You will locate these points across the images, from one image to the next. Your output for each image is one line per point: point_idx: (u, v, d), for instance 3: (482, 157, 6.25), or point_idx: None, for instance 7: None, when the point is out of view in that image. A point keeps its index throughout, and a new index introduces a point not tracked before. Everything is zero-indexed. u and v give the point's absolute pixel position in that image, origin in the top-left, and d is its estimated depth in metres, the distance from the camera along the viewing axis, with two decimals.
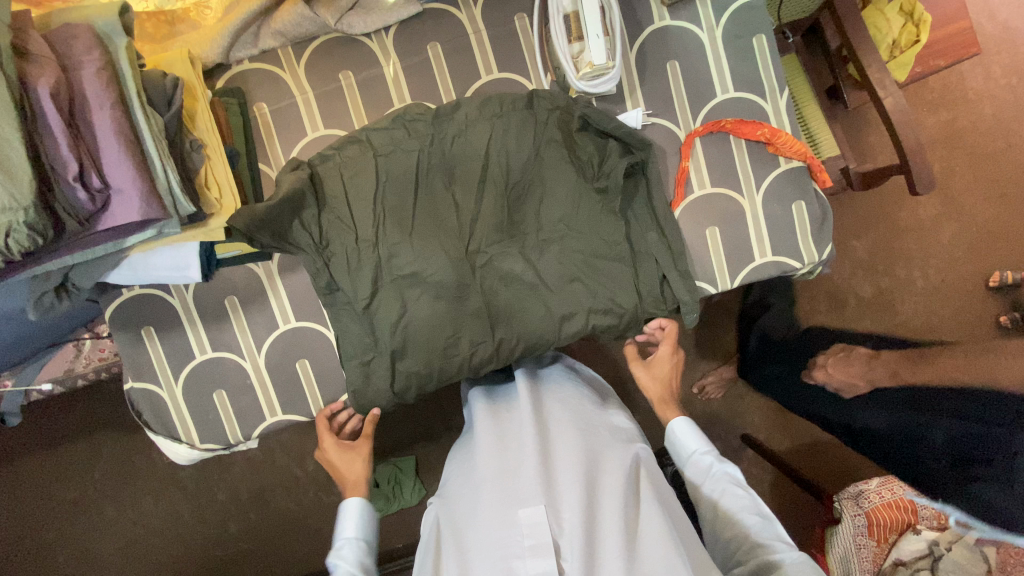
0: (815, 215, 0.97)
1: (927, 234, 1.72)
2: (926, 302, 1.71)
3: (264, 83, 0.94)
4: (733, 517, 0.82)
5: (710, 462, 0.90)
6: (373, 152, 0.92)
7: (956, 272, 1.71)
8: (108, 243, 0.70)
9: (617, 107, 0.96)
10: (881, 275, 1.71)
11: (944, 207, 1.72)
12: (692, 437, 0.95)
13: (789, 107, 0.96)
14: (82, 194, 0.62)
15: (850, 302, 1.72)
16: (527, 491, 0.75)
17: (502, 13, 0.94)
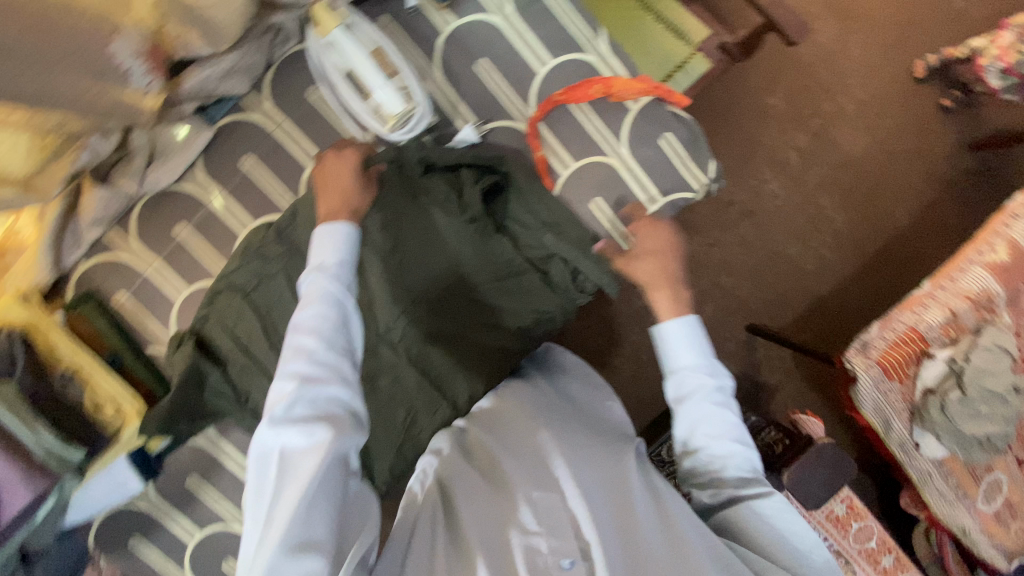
0: (686, 138, 0.94)
1: (835, 59, 1.64)
2: (862, 125, 1.65)
3: (110, 273, 0.91)
4: (714, 446, 0.76)
5: (704, 378, 0.79)
6: (243, 293, 0.88)
7: (879, 81, 1.64)
8: (26, 526, 0.73)
9: (448, 130, 0.91)
10: (810, 119, 1.65)
11: (842, 25, 1.64)
12: (685, 344, 0.81)
13: (611, 48, 0.92)
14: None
15: (793, 158, 1.65)
16: (541, 478, 0.70)
17: (293, 93, 0.88)
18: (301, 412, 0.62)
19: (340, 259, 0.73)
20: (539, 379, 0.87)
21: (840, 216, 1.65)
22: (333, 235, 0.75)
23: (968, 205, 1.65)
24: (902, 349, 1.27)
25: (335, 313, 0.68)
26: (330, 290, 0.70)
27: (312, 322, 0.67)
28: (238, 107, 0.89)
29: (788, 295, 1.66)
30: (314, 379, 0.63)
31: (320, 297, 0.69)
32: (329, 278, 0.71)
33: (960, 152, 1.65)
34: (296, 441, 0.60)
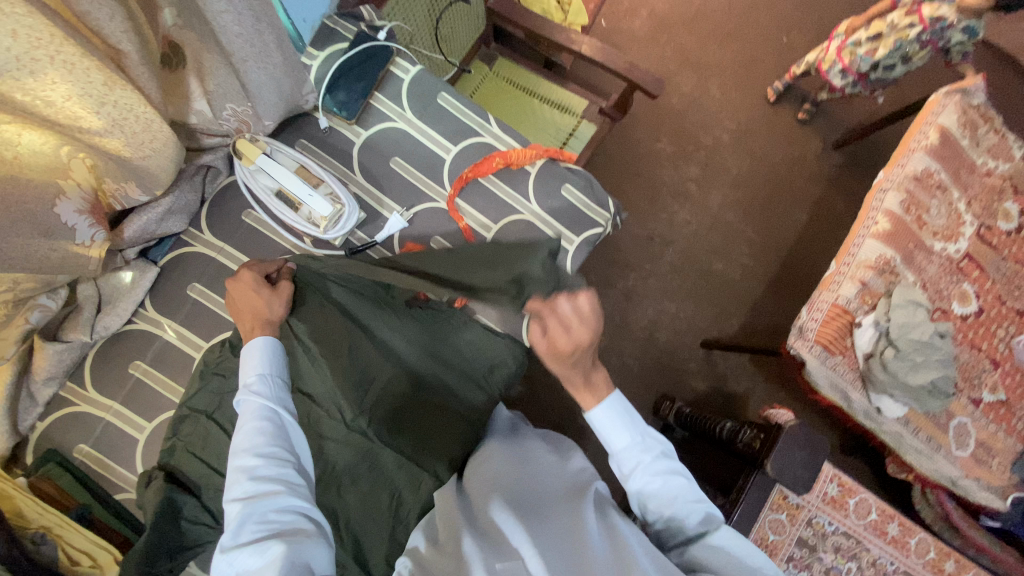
0: (584, 185, 1.08)
1: (700, 101, 1.93)
2: (739, 147, 1.91)
3: (68, 427, 0.91)
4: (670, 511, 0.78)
5: (642, 455, 0.83)
6: (206, 415, 0.90)
7: (740, 111, 1.93)
8: None
9: (377, 222, 1.01)
10: (694, 152, 1.89)
11: (696, 74, 1.94)
12: (619, 427, 0.85)
13: (503, 127, 1.08)
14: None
15: (691, 187, 1.87)
16: (503, 545, 0.71)
17: (231, 221, 0.97)
18: (251, 531, 0.64)
19: (261, 372, 0.79)
20: (504, 451, 0.92)
21: (745, 225, 1.86)
22: (251, 353, 0.80)
23: (848, 193, 1.90)
24: (832, 324, 1.40)
25: (265, 426, 0.73)
26: (259, 406, 0.75)
27: (246, 441, 0.72)
28: (180, 244, 0.97)
29: (725, 304, 1.80)
30: (257, 493, 0.67)
31: (251, 416, 0.74)
32: (255, 396, 0.76)
33: (825, 153, 1.92)
34: (251, 561, 0.62)
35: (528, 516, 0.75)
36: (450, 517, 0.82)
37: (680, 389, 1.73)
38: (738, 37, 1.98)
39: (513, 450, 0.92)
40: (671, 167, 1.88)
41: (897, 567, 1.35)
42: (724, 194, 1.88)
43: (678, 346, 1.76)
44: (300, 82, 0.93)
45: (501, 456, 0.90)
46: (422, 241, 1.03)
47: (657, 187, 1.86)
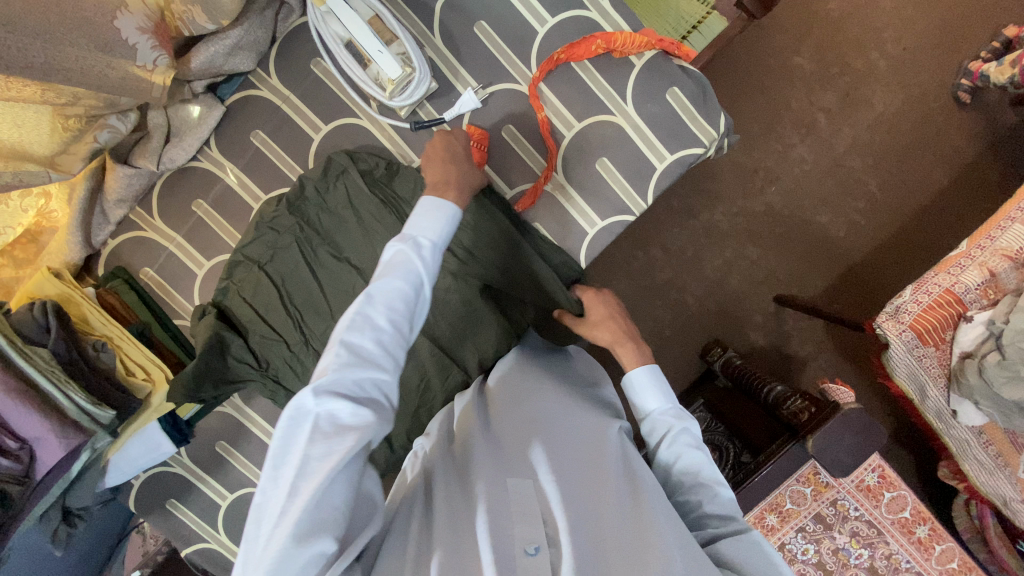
0: (694, 93, 0.91)
1: (863, 13, 1.55)
2: (894, 81, 1.56)
3: (137, 250, 0.96)
4: (693, 482, 0.73)
5: (671, 422, 0.78)
6: (259, 265, 0.92)
7: (911, 33, 1.55)
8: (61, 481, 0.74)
9: (450, 97, 0.91)
10: (835, 78, 1.57)
11: None
12: (653, 389, 0.82)
13: (614, 3, 0.89)
14: (7, 460, 0.66)
15: (818, 120, 1.58)
16: (522, 464, 0.70)
17: (298, 69, 0.90)
18: (348, 388, 0.55)
19: (435, 241, 0.68)
20: (529, 360, 0.89)
21: (869, 178, 1.58)
22: (431, 212, 0.70)
23: (1012, 163, 1.55)
24: (939, 312, 1.21)
25: (412, 292, 0.63)
26: (416, 275, 0.64)
27: (389, 299, 0.61)
28: (247, 85, 0.92)
29: (815, 263, 1.60)
30: (379, 354, 0.59)
31: (403, 276, 0.63)
32: (419, 261, 0.66)
33: (1002, 107, 1.55)
34: (338, 416, 0.53)
35: (553, 440, 0.73)
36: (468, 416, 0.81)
37: (735, 341, 1.62)
38: None
39: (543, 368, 0.88)
40: (801, 92, 1.58)
41: (912, 568, 1.21)
42: (856, 136, 1.58)
43: (749, 296, 1.61)
44: None
45: (524, 369, 0.86)
46: (495, 128, 0.92)
47: (777, 112, 1.58)
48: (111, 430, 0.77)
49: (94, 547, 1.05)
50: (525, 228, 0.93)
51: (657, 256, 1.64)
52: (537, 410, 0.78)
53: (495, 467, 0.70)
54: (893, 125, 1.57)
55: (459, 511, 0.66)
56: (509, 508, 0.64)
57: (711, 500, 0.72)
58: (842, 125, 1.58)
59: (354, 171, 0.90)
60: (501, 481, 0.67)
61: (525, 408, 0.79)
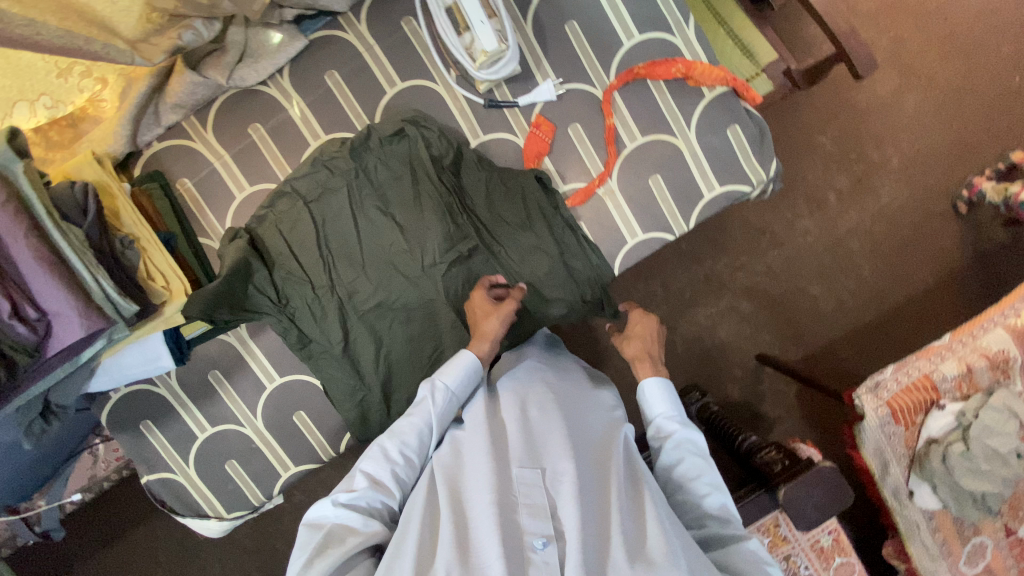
0: (753, 136, 0.96)
1: (890, 110, 1.67)
2: (904, 178, 1.67)
3: (180, 159, 0.94)
4: (691, 484, 0.76)
5: (675, 428, 0.81)
6: (304, 201, 0.92)
7: (929, 139, 1.67)
8: (66, 364, 0.71)
9: (528, 84, 0.94)
10: (854, 163, 1.67)
11: (901, 77, 1.66)
12: (660, 397, 0.85)
13: (698, 35, 0.95)
14: (25, 329, 0.64)
15: (832, 198, 1.67)
16: (531, 453, 0.69)
17: (389, 22, 0.92)
18: (363, 504, 0.69)
19: (452, 388, 0.77)
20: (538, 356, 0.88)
21: (869, 261, 1.67)
22: (455, 361, 0.79)
23: (996, 276, 1.66)
24: (913, 394, 1.27)
25: (425, 429, 0.75)
26: (430, 420, 0.75)
27: (405, 440, 0.73)
28: (333, 25, 0.93)
29: (805, 329, 1.67)
30: (387, 487, 0.71)
31: (420, 418, 0.75)
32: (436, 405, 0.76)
33: (996, 224, 1.66)
34: (352, 525, 0.66)
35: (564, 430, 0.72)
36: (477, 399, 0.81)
37: (714, 388, 1.67)
38: (973, 56, 1.65)
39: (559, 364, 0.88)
40: (821, 169, 1.68)
41: None
42: (862, 220, 1.68)
43: (741, 346, 1.66)
44: None
45: (537, 362, 0.86)
46: (562, 123, 0.95)
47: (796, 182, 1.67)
48: (128, 324, 0.75)
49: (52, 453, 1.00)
50: (571, 222, 0.95)
51: (659, 291, 1.69)
52: (548, 401, 0.77)
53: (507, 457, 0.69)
54: (898, 218, 1.67)
55: (470, 497, 0.66)
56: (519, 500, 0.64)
57: (708, 501, 0.75)
58: (852, 207, 1.67)
59: (420, 131, 0.91)
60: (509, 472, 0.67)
61: (534, 397, 0.78)
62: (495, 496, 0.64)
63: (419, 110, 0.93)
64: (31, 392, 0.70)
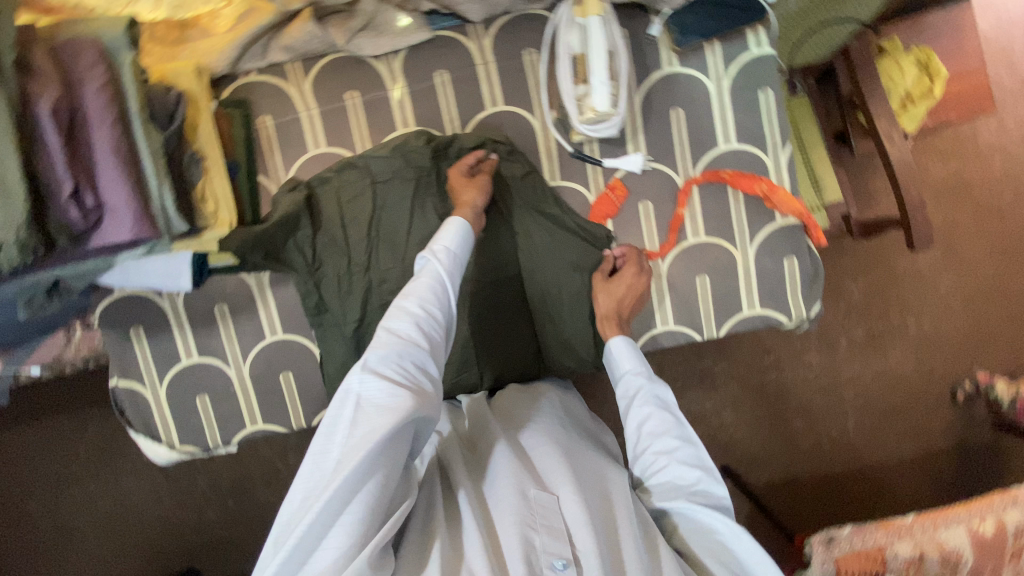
0: (807, 273, 0.98)
1: (925, 284, 1.68)
2: (913, 350, 1.69)
3: (270, 96, 0.95)
4: (658, 447, 0.79)
5: (642, 384, 0.86)
6: (372, 179, 0.93)
7: (948, 323, 1.69)
8: (98, 257, 0.69)
9: (618, 149, 0.95)
10: (875, 319, 1.68)
11: (944, 258, 1.67)
12: (629, 356, 0.89)
13: (789, 163, 0.97)
14: (77, 215, 0.64)
15: (842, 344, 1.69)
16: (541, 480, 0.73)
17: (512, 46, 0.94)
18: (391, 365, 0.67)
19: (450, 248, 0.82)
20: (552, 392, 0.94)
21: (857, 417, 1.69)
22: (450, 225, 0.84)
23: (970, 474, 1.69)
24: (863, 563, 1.15)
25: (438, 290, 0.77)
26: (438, 275, 0.78)
27: (417, 298, 0.74)
28: (459, 29, 0.95)
29: (777, 459, 1.68)
30: (411, 349, 0.69)
31: (428, 276, 0.78)
32: (439, 261, 0.80)
33: (986, 426, 1.68)
34: (375, 389, 0.65)
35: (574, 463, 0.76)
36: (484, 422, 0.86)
37: None
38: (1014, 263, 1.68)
39: (565, 399, 0.94)
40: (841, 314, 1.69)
41: None
42: (862, 375, 1.69)
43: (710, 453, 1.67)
44: None
45: (547, 396, 0.92)
46: (636, 195, 0.96)
47: None
48: (171, 240, 0.75)
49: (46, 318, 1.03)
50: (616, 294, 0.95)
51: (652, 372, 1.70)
52: (560, 433, 0.82)
53: (513, 476, 0.73)
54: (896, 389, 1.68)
55: (490, 513, 0.71)
56: (535, 521, 0.68)
57: (678, 460, 0.78)
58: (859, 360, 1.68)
59: (499, 155, 0.94)
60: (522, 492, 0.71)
61: (547, 429, 0.83)
62: (510, 515, 0.68)
63: (508, 137, 0.95)
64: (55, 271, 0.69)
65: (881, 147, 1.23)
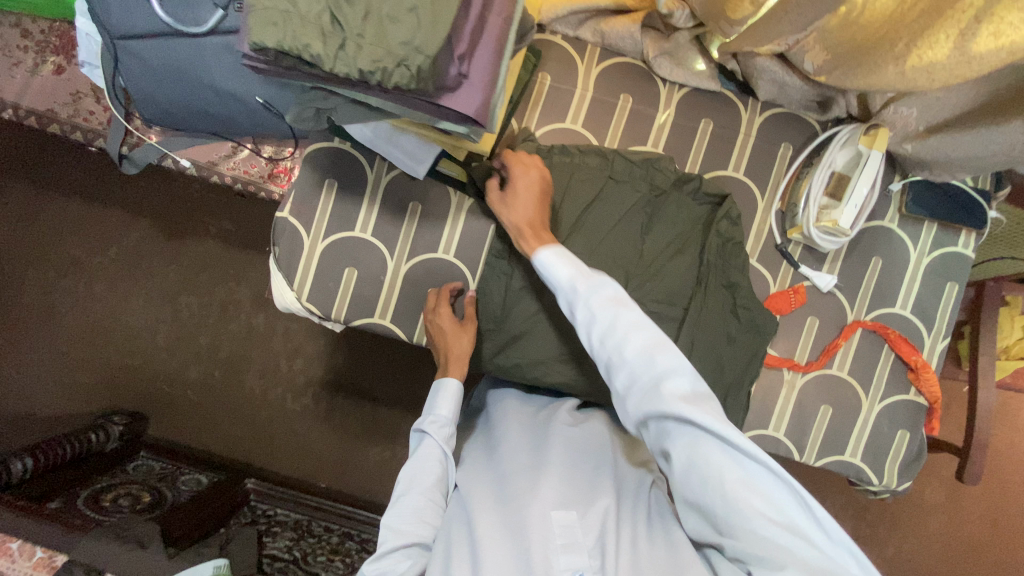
0: (911, 452, 1.05)
1: (916, 515, 1.62)
2: (886, 571, 1.62)
3: (560, 61, 1.02)
4: (638, 370, 0.70)
5: (575, 288, 0.76)
6: (608, 174, 1.00)
7: (927, 561, 1.62)
8: (426, 115, 0.70)
9: (815, 263, 1.04)
10: (865, 522, 1.61)
11: (944, 499, 1.61)
12: (560, 265, 0.79)
13: (942, 352, 1.05)
14: (453, 71, 0.66)
15: None
16: (556, 492, 0.78)
17: (774, 134, 1.03)
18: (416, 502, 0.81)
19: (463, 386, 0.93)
20: (574, 412, 0.97)
21: None
22: (446, 390, 0.91)
23: None
24: None
25: (448, 425, 0.89)
26: (437, 449, 0.86)
27: (417, 475, 0.84)
28: (739, 96, 1.03)
29: None
30: (416, 509, 0.81)
31: (444, 412, 0.90)
32: (439, 434, 0.88)
33: None
34: (402, 525, 0.79)
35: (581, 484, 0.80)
36: (505, 427, 0.91)
37: None
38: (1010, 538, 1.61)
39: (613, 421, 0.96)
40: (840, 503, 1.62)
41: None
42: None
43: None
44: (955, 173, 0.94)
45: (570, 408, 0.96)
46: (808, 308, 1.04)
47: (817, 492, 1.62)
48: (477, 134, 0.77)
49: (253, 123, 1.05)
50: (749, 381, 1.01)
51: None
52: (563, 451, 0.85)
53: (529, 492, 0.78)
54: None
55: (509, 517, 0.76)
56: (553, 535, 0.73)
57: (669, 378, 0.68)
58: None
59: (722, 210, 0.99)
60: (540, 506, 0.75)
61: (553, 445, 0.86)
62: (528, 526, 0.74)
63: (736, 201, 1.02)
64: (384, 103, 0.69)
65: (973, 383, 1.20)
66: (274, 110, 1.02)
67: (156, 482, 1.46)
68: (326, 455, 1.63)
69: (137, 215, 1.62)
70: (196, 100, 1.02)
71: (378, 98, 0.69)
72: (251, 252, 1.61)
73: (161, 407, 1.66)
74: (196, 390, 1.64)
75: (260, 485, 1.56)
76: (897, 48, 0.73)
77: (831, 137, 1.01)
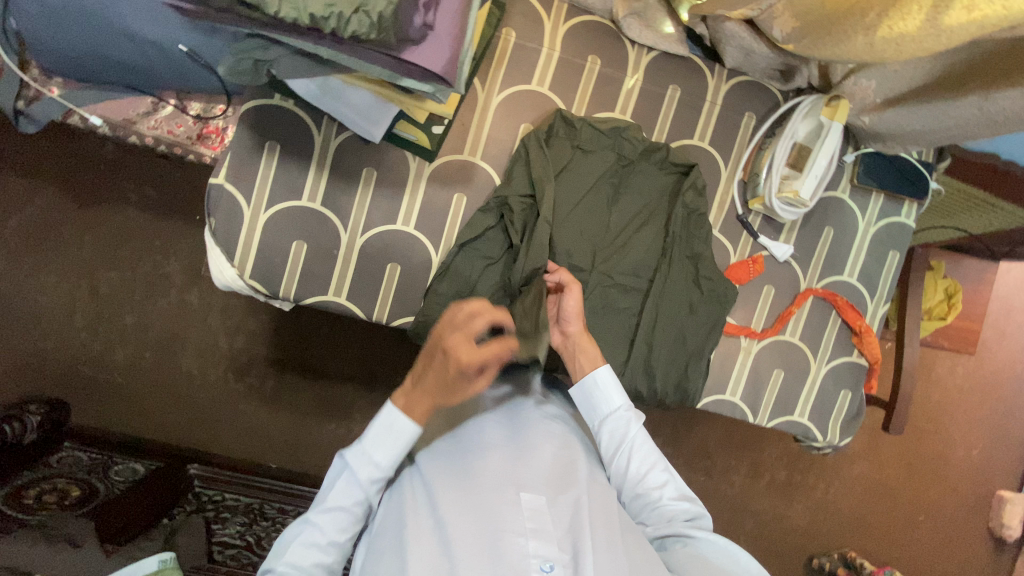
0: (851, 410, 1.12)
1: (839, 460, 1.77)
2: (814, 511, 1.77)
3: (525, 18, 0.95)
4: (649, 481, 0.82)
5: (630, 421, 0.84)
6: (576, 142, 0.96)
7: (848, 500, 1.78)
8: (386, 71, 0.62)
9: (774, 233, 1.06)
10: (797, 469, 1.75)
11: (863, 446, 1.77)
12: (611, 390, 0.85)
13: (882, 317, 1.11)
14: (418, 21, 0.60)
15: (765, 478, 1.74)
16: (529, 478, 0.74)
17: (739, 102, 1.02)
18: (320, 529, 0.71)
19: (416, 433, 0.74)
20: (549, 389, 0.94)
21: (751, 547, 1.75)
22: (395, 432, 0.73)
23: None
24: None
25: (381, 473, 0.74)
26: (360, 498, 0.73)
27: (333, 519, 0.72)
28: (705, 63, 1.01)
29: None
30: (320, 557, 0.70)
31: (379, 461, 0.73)
32: (366, 482, 0.73)
33: None
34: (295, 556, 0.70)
35: (554, 471, 0.77)
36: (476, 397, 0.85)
37: None
38: (917, 478, 1.80)
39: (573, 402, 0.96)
40: (777, 454, 1.74)
41: None
42: (766, 509, 1.75)
43: None
44: (904, 144, 0.98)
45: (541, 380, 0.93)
46: (766, 277, 1.07)
47: (758, 446, 1.73)
48: (446, 96, 0.69)
49: (182, 77, 0.94)
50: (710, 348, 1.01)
51: None
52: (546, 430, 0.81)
53: (504, 476, 0.73)
54: (788, 538, 1.77)
55: (476, 497, 0.71)
56: (524, 522, 0.69)
57: (669, 494, 0.81)
58: (771, 500, 1.75)
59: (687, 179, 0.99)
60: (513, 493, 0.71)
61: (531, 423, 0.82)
62: (499, 515, 0.69)
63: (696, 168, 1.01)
64: (339, 57, 0.61)
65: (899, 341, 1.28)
66: (201, 60, 0.90)
67: (87, 475, 1.29)
68: (276, 435, 1.55)
69: (38, 182, 1.41)
70: (106, 46, 0.88)
71: (333, 50, 0.61)
72: (180, 222, 1.46)
73: (89, 394, 1.50)
74: (129, 375, 1.50)
75: (206, 470, 1.36)
76: (868, 18, 0.71)
77: (792, 107, 1.01)
